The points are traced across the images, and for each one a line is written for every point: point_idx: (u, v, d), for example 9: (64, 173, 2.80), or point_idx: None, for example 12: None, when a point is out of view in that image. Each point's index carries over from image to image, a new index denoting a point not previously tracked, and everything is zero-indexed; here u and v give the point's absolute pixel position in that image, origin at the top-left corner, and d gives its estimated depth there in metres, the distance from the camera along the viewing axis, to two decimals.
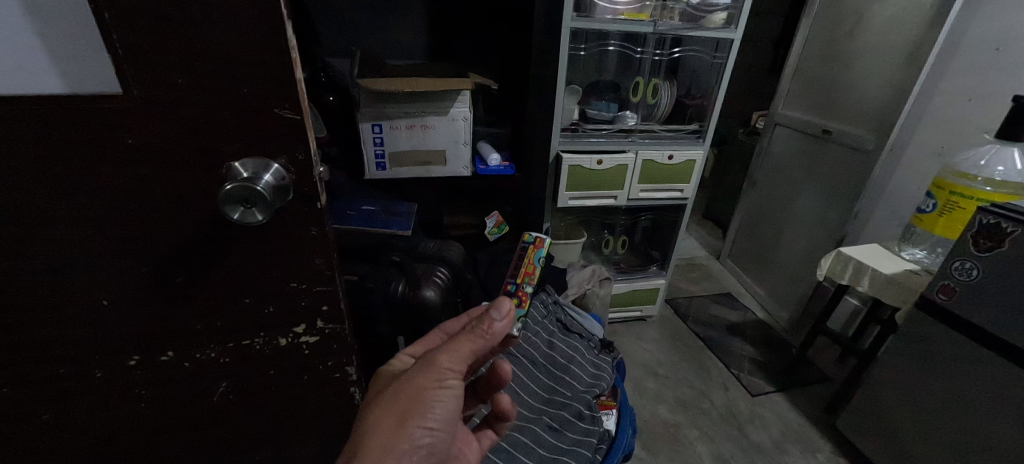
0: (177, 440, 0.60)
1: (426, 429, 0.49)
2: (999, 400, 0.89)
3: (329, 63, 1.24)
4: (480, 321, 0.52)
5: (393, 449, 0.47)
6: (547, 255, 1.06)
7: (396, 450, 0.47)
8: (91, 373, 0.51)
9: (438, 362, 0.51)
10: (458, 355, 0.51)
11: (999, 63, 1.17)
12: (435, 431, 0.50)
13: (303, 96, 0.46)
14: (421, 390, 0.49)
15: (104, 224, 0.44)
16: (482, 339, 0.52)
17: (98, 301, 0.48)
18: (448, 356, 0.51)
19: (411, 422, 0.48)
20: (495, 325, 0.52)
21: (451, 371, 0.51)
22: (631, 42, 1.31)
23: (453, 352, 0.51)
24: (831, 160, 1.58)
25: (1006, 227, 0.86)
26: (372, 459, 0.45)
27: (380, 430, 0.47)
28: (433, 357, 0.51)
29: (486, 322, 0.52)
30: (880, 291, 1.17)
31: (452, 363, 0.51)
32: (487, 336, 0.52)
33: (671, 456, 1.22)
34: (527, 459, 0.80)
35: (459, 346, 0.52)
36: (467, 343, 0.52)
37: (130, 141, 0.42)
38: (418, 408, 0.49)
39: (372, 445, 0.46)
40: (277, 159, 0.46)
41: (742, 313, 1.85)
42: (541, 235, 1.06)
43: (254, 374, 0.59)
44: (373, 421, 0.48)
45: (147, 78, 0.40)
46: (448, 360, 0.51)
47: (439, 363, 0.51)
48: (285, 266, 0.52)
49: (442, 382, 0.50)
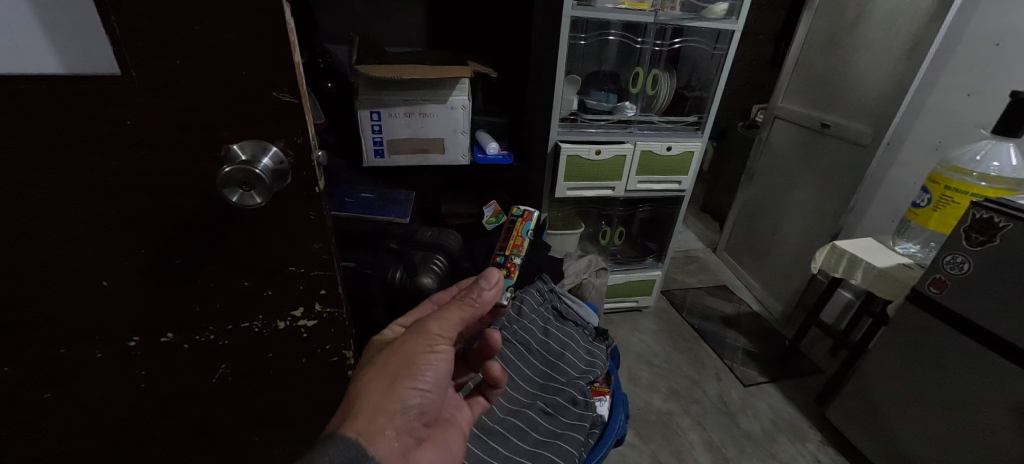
0: (176, 421, 0.61)
1: (419, 391, 0.51)
2: (987, 392, 0.91)
3: (328, 49, 1.23)
4: (469, 291, 0.55)
5: (385, 408, 0.48)
6: (535, 228, 1.09)
7: (388, 409, 0.48)
8: (92, 354, 0.52)
9: (429, 329, 0.53)
10: (448, 323, 0.53)
11: (999, 58, 1.17)
12: (428, 393, 0.51)
13: (303, 80, 0.46)
14: (413, 354, 0.51)
15: (103, 205, 0.45)
16: (471, 308, 0.54)
17: (98, 282, 0.48)
18: (438, 323, 0.53)
19: (403, 383, 0.50)
20: (485, 294, 0.55)
21: (441, 337, 0.53)
22: (632, 32, 1.30)
23: (443, 319, 0.53)
24: (828, 153, 1.58)
25: (997, 222, 0.87)
26: (364, 417, 0.46)
27: (373, 390, 0.48)
28: (423, 324, 0.53)
29: (475, 291, 0.54)
30: (872, 284, 1.18)
31: (443, 330, 0.53)
32: (476, 304, 0.54)
33: (664, 443, 1.24)
34: (520, 442, 0.82)
35: (449, 314, 0.54)
36: (456, 312, 0.54)
37: (129, 123, 0.42)
38: (410, 370, 0.50)
39: (365, 404, 0.47)
40: (276, 142, 0.46)
41: (737, 305, 1.87)
42: (529, 208, 1.08)
43: (253, 356, 0.60)
44: (366, 382, 0.49)
45: (145, 60, 0.40)
46: (438, 327, 0.53)
47: (429, 329, 0.53)
48: (284, 249, 0.53)
49: (432, 347, 0.52)
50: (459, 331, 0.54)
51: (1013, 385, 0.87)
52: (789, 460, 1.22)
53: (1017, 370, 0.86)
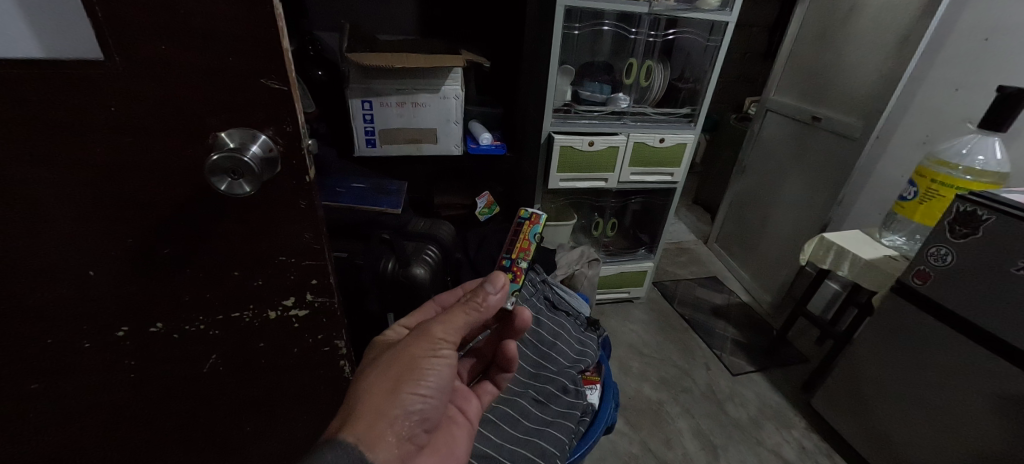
0: (166, 411, 0.60)
1: (419, 396, 0.51)
2: (968, 379, 0.94)
3: (318, 36, 1.21)
4: (475, 294, 0.55)
5: (386, 414, 0.48)
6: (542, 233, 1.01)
7: (389, 414, 0.48)
8: (79, 344, 0.52)
9: (432, 333, 0.53)
10: (451, 327, 0.54)
11: (988, 53, 1.18)
12: (429, 398, 0.51)
13: (292, 68, 0.45)
14: (415, 359, 0.51)
15: (86, 194, 0.44)
16: (477, 312, 0.55)
17: (83, 271, 0.48)
18: (442, 327, 0.53)
19: (404, 389, 0.50)
20: (490, 298, 0.55)
21: (445, 342, 0.53)
22: (626, 23, 1.28)
23: (447, 323, 0.54)
24: (819, 146, 1.59)
25: (980, 214, 0.89)
26: (365, 423, 0.47)
27: (374, 395, 0.49)
28: (426, 328, 0.53)
29: (479, 296, 0.55)
30: (859, 275, 1.20)
31: (446, 334, 0.53)
32: (482, 308, 0.54)
33: (653, 431, 1.27)
34: (512, 429, 0.82)
35: (453, 317, 0.54)
36: (461, 316, 0.54)
37: (112, 109, 0.41)
38: (412, 375, 0.51)
39: (365, 409, 0.48)
40: (264, 130, 0.45)
41: (726, 296, 1.90)
42: (539, 212, 1.01)
43: (244, 346, 0.59)
44: (367, 387, 0.49)
45: (126, 44, 0.39)
46: (441, 331, 0.53)
47: (433, 333, 0.53)
48: (274, 239, 0.52)
49: (436, 351, 0.53)
50: (462, 335, 0.55)
51: (992, 372, 0.90)
52: (775, 446, 1.24)
53: (994, 358, 0.89)
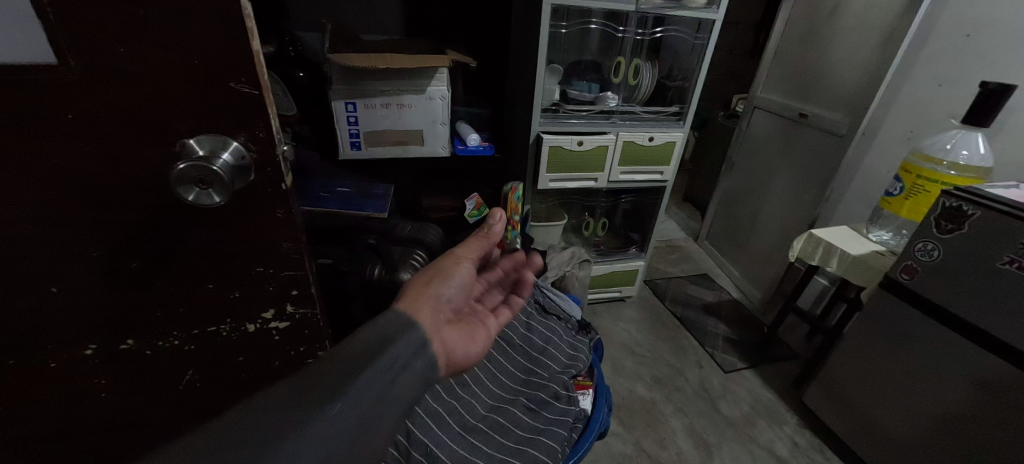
0: (141, 430, 0.58)
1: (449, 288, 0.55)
2: (955, 375, 0.94)
3: (299, 37, 1.19)
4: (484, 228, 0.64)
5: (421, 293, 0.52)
6: None
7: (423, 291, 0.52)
8: (44, 364, 0.49)
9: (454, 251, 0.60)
10: (471, 247, 0.62)
11: (970, 49, 1.19)
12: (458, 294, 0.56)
13: (263, 70, 0.43)
14: (443, 267, 0.58)
15: (45, 206, 0.41)
16: (487, 238, 0.63)
17: (46, 288, 0.45)
18: (462, 248, 0.61)
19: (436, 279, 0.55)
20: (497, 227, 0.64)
21: (465, 257, 0.60)
22: (613, 21, 1.27)
23: (467, 246, 0.62)
24: (806, 143, 1.60)
25: (965, 210, 0.90)
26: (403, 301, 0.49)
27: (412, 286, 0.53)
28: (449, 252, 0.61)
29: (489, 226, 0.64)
30: (847, 272, 1.21)
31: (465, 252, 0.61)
32: (490, 234, 0.63)
33: (647, 431, 1.26)
34: (504, 439, 0.80)
35: (470, 243, 0.62)
36: (476, 240, 0.63)
37: (69, 116, 0.39)
38: (441, 275, 0.56)
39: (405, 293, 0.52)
40: (236, 136, 0.43)
41: (717, 293, 1.91)
42: None
43: (222, 361, 0.57)
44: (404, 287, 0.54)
45: (82, 48, 0.37)
46: (462, 250, 0.61)
47: (454, 251, 0.60)
48: (250, 250, 0.50)
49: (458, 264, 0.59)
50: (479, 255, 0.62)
51: (981, 368, 0.90)
52: (768, 443, 1.25)
53: (988, 355, 0.89)
